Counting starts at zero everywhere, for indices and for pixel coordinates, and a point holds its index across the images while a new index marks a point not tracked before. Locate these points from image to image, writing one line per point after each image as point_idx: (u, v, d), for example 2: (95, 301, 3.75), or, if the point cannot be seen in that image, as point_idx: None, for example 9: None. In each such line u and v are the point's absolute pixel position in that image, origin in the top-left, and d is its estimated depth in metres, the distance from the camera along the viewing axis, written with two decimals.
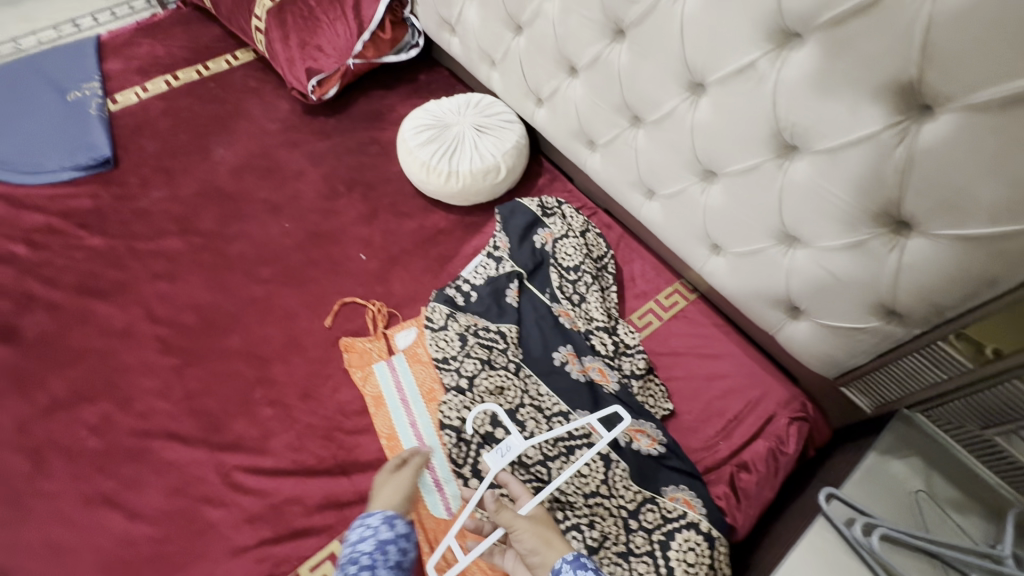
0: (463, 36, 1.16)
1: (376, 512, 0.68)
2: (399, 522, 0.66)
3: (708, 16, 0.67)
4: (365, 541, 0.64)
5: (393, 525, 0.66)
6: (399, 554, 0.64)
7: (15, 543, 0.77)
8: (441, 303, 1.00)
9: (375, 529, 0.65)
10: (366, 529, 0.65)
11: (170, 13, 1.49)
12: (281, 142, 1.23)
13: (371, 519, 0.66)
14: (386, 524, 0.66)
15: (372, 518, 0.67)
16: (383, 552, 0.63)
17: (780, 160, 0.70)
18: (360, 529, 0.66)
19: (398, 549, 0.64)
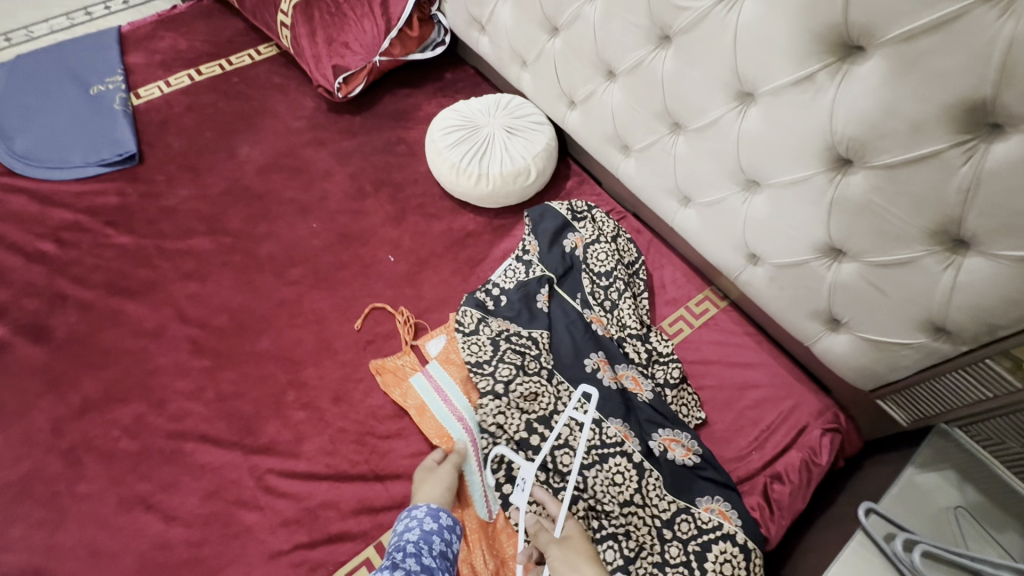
0: (494, 35, 1.15)
1: (421, 505, 0.79)
2: (443, 515, 0.79)
3: (766, 26, 0.66)
4: (411, 530, 0.76)
5: (438, 517, 0.78)
6: (442, 543, 0.76)
7: (55, 543, 0.78)
8: (472, 307, 0.99)
9: (420, 520, 0.77)
10: (413, 521, 0.77)
11: (191, 6, 1.47)
12: (307, 141, 1.22)
13: (417, 512, 0.78)
14: (431, 517, 0.78)
15: (417, 511, 0.79)
16: (429, 540, 0.75)
17: (832, 173, 0.69)
18: (407, 520, 0.78)
19: (441, 538, 0.77)
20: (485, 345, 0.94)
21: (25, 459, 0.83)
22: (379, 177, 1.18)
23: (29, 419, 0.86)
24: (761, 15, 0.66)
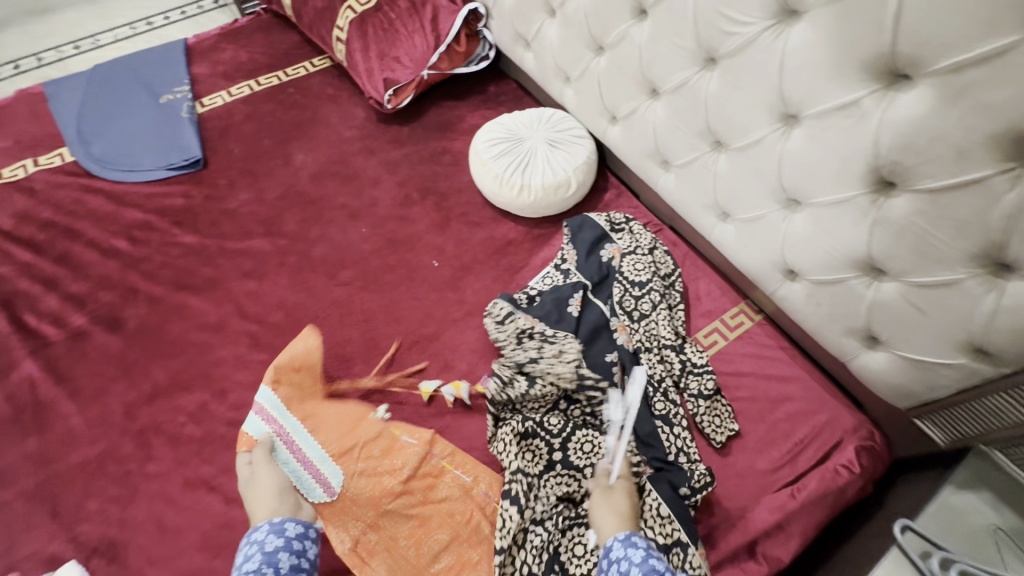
0: (539, 52, 1.19)
1: (261, 525, 0.75)
2: (288, 526, 0.75)
3: (813, 52, 0.68)
4: (251, 559, 0.71)
5: (283, 531, 0.74)
6: (291, 556, 0.72)
7: (127, 518, 0.85)
8: (503, 300, 1.03)
9: (261, 543, 0.72)
10: (253, 546, 0.72)
11: (252, 20, 1.56)
12: (357, 149, 1.29)
13: (257, 535, 0.74)
14: (273, 534, 0.74)
15: (258, 534, 0.74)
16: (274, 560, 0.71)
17: (874, 195, 0.71)
18: (247, 546, 0.73)
19: (288, 555, 0.72)
20: (510, 339, 0.99)
21: (101, 439, 0.91)
22: (424, 185, 1.23)
23: (105, 402, 0.94)
24: (808, 41, 0.68)
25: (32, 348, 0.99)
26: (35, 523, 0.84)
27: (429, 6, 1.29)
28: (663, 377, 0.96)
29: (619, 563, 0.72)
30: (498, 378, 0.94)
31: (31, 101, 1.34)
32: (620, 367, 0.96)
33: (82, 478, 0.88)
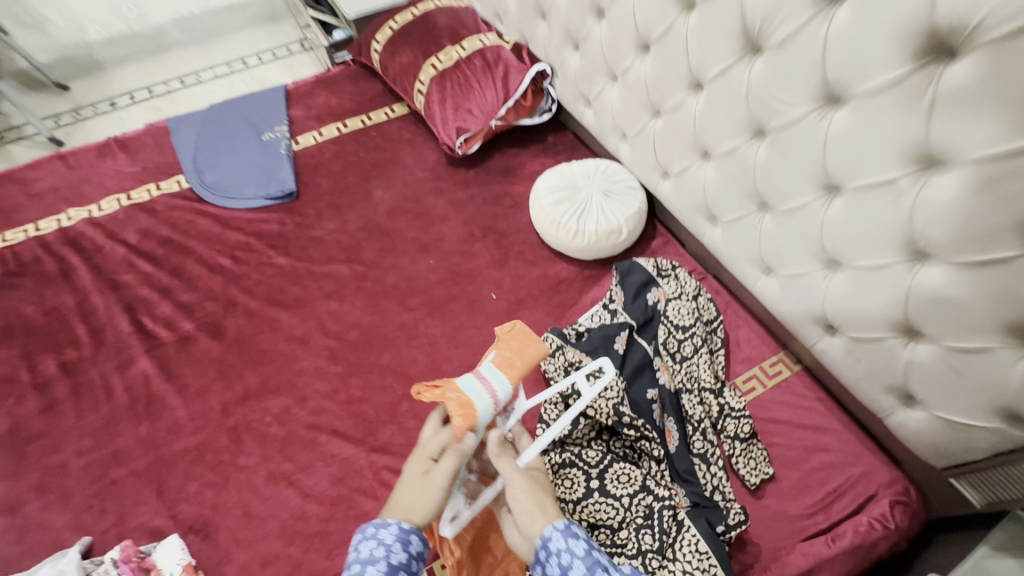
0: (599, 109, 1.31)
1: (392, 522, 0.65)
2: (414, 539, 0.65)
3: (852, 135, 0.75)
4: (376, 564, 0.62)
5: (408, 545, 0.64)
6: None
7: (219, 502, 0.97)
8: (553, 334, 1.12)
9: (388, 549, 0.63)
10: (380, 550, 0.63)
11: (342, 69, 1.77)
12: (429, 188, 1.44)
13: (386, 535, 0.64)
14: (401, 543, 0.64)
15: (384, 532, 0.64)
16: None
17: (910, 264, 0.77)
18: (372, 544, 0.63)
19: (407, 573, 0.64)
20: (558, 373, 1.08)
21: (201, 431, 1.05)
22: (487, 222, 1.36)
23: (205, 399, 1.08)
24: (848, 126, 0.75)
25: (148, 348, 1.15)
26: (143, 500, 0.98)
27: (502, 66, 1.45)
28: (701, 418, 1.02)
29: (559, 556, 0.65)
30: (544, 417, 1.01)
31: (157, 134, 1.57)
32: (660, 404, 1.04)
33: (183, 464, 1.01)
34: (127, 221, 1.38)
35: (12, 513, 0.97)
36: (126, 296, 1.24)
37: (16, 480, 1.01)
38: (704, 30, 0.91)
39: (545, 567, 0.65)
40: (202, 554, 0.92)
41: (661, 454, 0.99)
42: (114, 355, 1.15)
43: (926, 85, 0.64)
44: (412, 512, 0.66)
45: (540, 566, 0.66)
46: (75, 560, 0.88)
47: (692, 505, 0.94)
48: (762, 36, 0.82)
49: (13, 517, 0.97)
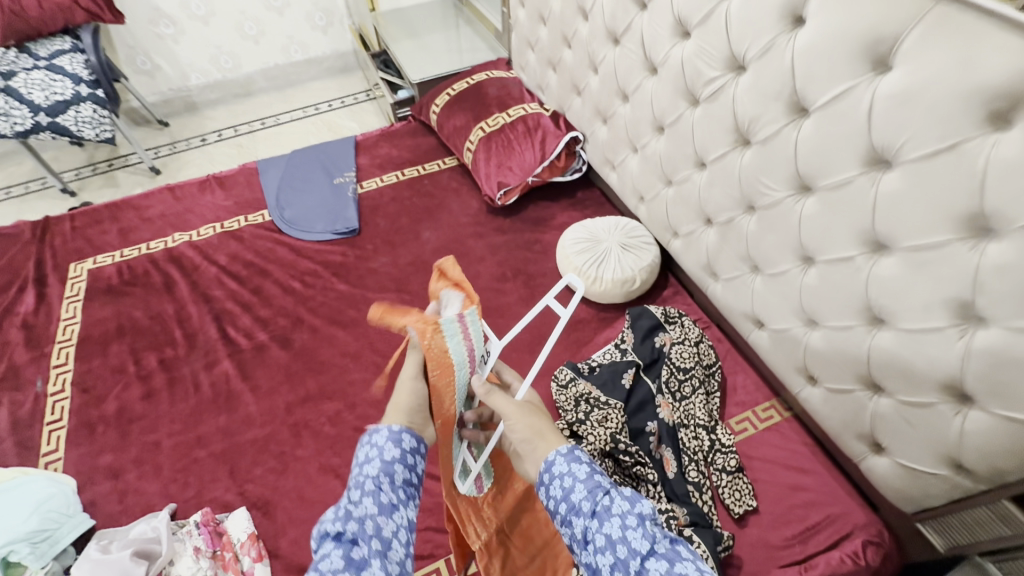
0: (622, 173, 1.51)
1: (383, 428, 0.72)
2: (405, 438, 0.72)
3: (819, 219, 0.92)
4: (371, 463, 0.68)
5: (399, 442, 0.71)
6: (405, 471, 0.70)
7: (279, 485, 1.17)
8: (568, 367, 1.30)
9: (381, 449, 0.69)
10: (373, 452, 0.69)
11: (404, 125, 2.06)
12: (470, 232, 1.66)
13: (378, 439, 0.70)
14: (392, 443, 0.70)
15: (378, 436, 0.71)
16: (391, 471, 0.68)
17: (870, 327, 0.92)
18: (369, 448, 0.70)
19: (403, 467, 0.70)
20: (568, 401, 1.23)
21: (268, 425, 1.26)
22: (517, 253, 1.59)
23: (273, 399, 1.30)
24: (817, 210, 0.92)
25: (230, 352, 1.39)
26: (219, 478, 1.18)
27: (540, 132, 1.68)
28: (696, 449, 1.16)
29: (563, 479, 0.71)
30: None
31: (248, 173, 1.87)
32: (658, 435, 1.17)
33: (252, 451, 1.22)
34: (219, 246, 1.65)
35: (115, 479, 1.19)
36: (215, 308, 1.49)
37: (119, 452, 1.23)
38: (706, 122, 1.10)
39: (549, 488, 0.71)
40: (262, 526, 1.11)
41: (657, 478, 1.11)
42: (203, 356, 1.39)
43: (871, 186, 0.81)
44: (397, 418, 0.74)
45: (544, 486, 0.72)
46: (166, 519, 1.07)
47: (692, 523, 1.05)
48: (750, 132, 1.00)
49: (116, 482, 1.19)
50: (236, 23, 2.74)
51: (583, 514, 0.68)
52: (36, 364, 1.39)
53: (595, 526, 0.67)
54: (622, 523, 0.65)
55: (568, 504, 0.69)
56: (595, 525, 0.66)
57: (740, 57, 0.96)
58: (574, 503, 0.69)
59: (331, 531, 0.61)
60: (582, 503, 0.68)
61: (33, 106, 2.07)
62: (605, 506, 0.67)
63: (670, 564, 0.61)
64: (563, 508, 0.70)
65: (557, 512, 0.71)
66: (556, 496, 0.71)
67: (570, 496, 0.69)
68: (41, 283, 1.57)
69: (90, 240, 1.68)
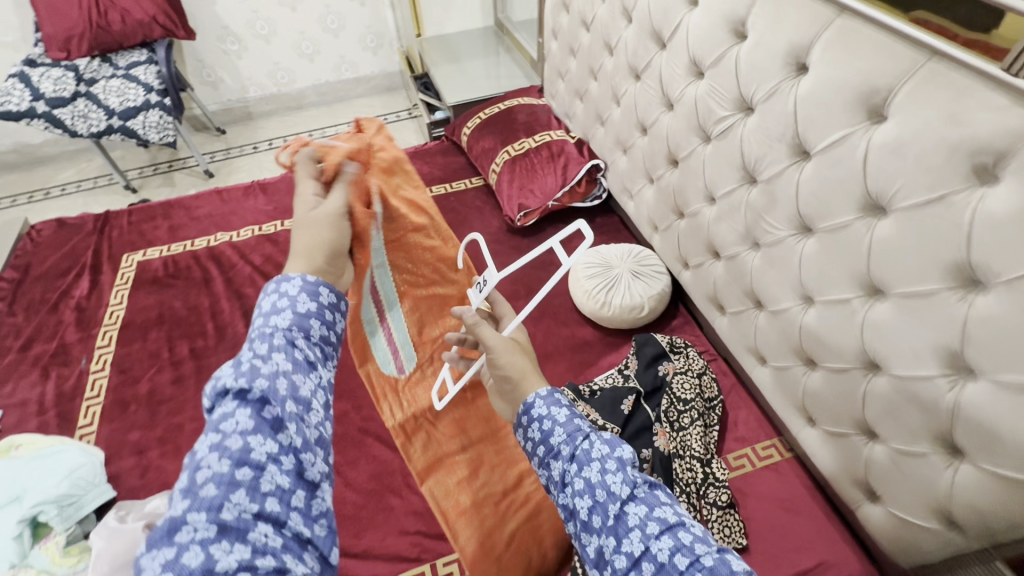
0: (638, 203, 1.55)
1: (296, 277, 0.65)
2: (323, 291, 0.66)
3: (819, 260, 0.93)
4: (280, 315, 0.60)
5: (316, 294, 0.64)
6: (321, 328, 0.64)
7: None
8: (569, 389, 1.33)
9: (293, 301, 0.62)
10: (284, 300, 0.62)
11: (437, 144, 2.16)
12: (488, 250, 1.72)
13: (290, 288, 0.63)
14: (307, 294, 0.64)
15: (287, 287, 0.63)
16: (305, 325, 0.62)
17: (866, 371, 0.91)
18: (276, 298, 0.63)
19: (318, 323, 0.63)
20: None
21: None
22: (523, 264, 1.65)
23: None
24: (816, 251, 0.93)
25: None
26: None
27: (563, 158, 1.74)
28: (689, 481, 1.15)
29: (542, 422, 0.72)
30: None
31: (289, 181, 2.00)
32: (651, 464, 1.16)
33: None
34: (255, 247, 1.77)
35: (139, 455, 1.29)
36: (246, 305, 1.60)
37: (145, 431, 1.33)
38: (717, 159, 1.13)
39: (529, 431, 0.73)
40: None
41: None
42: (229, 348, 1.49)
43: (867, 231, 0.83)
44: (312, 261, 0.69)
45: (524, 428, 0.74)
46: None
47: None
48: (757, 171, 1.03)
49: (139, 458, 1.28)
50: (294, 42, 2.95)
51: (562, 458, 0.68)
52: (83, 344, 1.52)
53: (574, 470, 0.66)
54: (602, 468, 0.64)
55: (547, 446, 0.70)
56: (574, 469, 0.66)
57: (749, 98, 0.99)
58: (553, 446, 0.69)
59: (234, 389, 0.52)
60: (562, 447, 0.68)
61: (110, 111, 2.29)
62: (584, 451, 0.67)
63: (649, 509, 0.61)
64: (542, 450, 0.71)
65: (536, 454, 0.72)
66: (535, 438, 0.72)
67: (549, 439, 0.70)
68: (96, 270, 1.72)
69: (143, 234, 1.83)
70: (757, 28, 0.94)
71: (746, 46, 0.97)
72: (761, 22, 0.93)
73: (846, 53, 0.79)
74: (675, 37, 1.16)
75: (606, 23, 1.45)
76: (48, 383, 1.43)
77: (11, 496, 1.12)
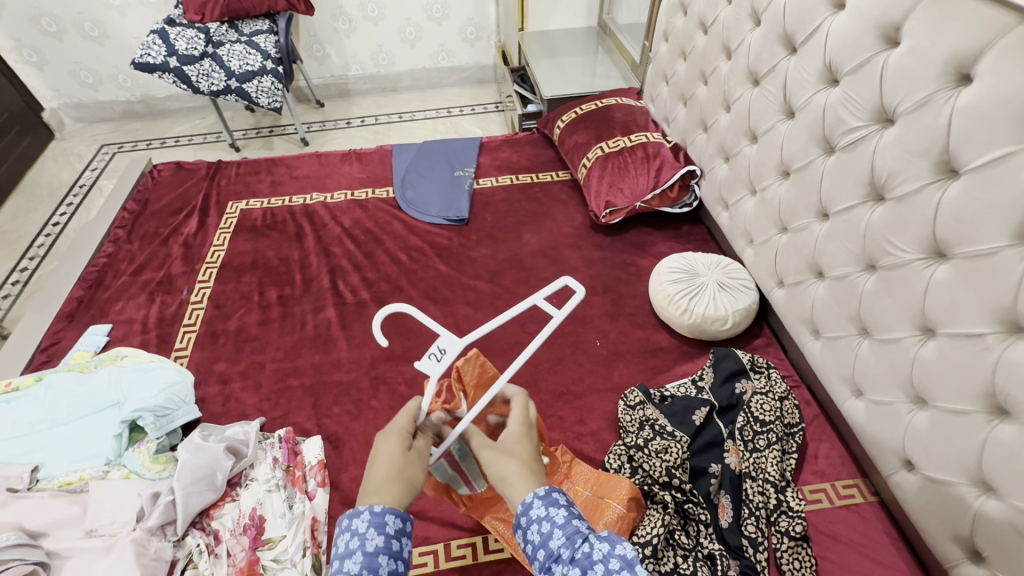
0: (734, 214, 1.50)
1: (364, 511, 0.71)
2: (389, 521, 0.71)
3: (951, 288, 0.86)
4: (351, 559, 0.67)
5: (382, 529, 0.70)
6: (390, 561, 0.69)
7: (350, 427, 1.27)
8: (640, 390, 1.29)
9: (361, 541, 0.69)
10: (355, 541, 0.69)
11: (527, 135, 2.18)
12: (569, 243, 1.71)
13: (359, 526, 0.70)
14: (375, 529, 0.70)
15: (358, 524, 0.70)
16: (374, 565, 0.68)
17: (991, 417, 0.83)
18: (348, 538, 0.69)
19: (385, 561, 0.69)
20: (633, 423, 1.22)
21: (353, 372, 1.38)
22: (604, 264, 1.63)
23: (363, 350, 1.43)
24: (949, 279, 0.86)
25: (335, 302, 1.55)
26: (303, 407, 1.32)
27: (658, 160, 1.70)
28: (759, 504, 1.09)
29: (540, 523, 0.71)
30: (608, 464, 1.17)
31: (383, 154, 2.08)
32: (719, 480, 1.13)
33: (335, 391, 1.34)
34: (347, 210, 1.85)
35: (223, 385, 1.37)
36: (332, 262, 1.67)
37: (231, 363, 1.42)
38: (839, 172, 1.07)
39: (526, 533, 0.71)
40: (331, 457, 1.22)
41: (709, 520, 1.08)
42: (313, 300, 1.56)
43: (1019, 260, 0.75)
44: (378, 496, 0.73)
45: (521, 531, 0.72)
46: (256, 427, 1.22)
47: None
48: (887, 188, 0.96)
49: (223, 387, 1.37)
50: (399, 27, 3.06)
51: (562, 563, 0.67)
52: (186, 277, 1.64)
53: None
54: (607, 569, 0.65)
55: (547, 550, 0.69)
56: None
57: (891, 109, 0.93)
58: (552, 550, 0.68)
59: None
60: (561, 551, 0.68)
61: (230, 72, 2.46)
62: (585, 553, 0.67)
63: None
64: (541, 554, 0.70)
65: (534, 558, 0.70)
66: (534, 541, 0.70)
67: (548, 543, 0.69)
68: (204, 213, 1.85)
69: (247, 186, 1.96)
70: (913, 34, 0.88)
71: (898, 52, 0.91)
72: (919, 28, 0.87)
73: (1019, 64, 0.73)
74: (810, 42, 1.11)
75: (728, 25, 1.41)
76: (152, 307, 1.56)
77: (113, 400, 1.24)
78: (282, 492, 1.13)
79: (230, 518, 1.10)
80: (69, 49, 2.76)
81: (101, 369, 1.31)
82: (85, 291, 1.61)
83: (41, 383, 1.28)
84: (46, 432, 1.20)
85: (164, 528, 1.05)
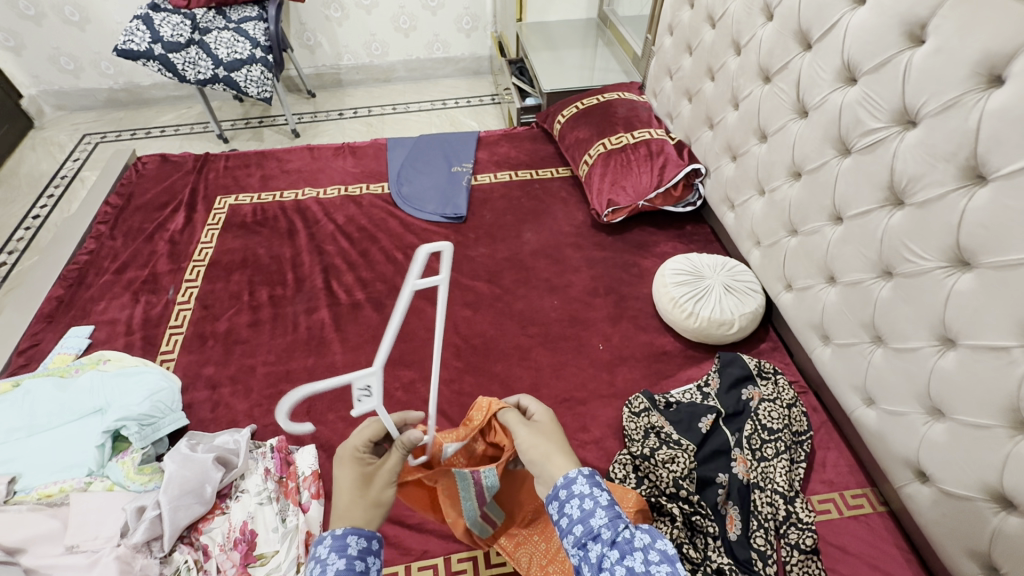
0: (740, 215, 1.47)
1: (326, 536, 0.67)
2: (351, 541, 0.67)
3: (977, 298, 0.82)
4: None
5: (344, 549, 0.66)
6: None
7: (346, 434, 1.23)
8: (645, 397, 1.26)
9: (323, 564, 0.64)
10: (317, 568, 0.64)
11: (526, 130, 2.12)
12: (570, 242, 1.67)
13: (320, 552, 0.66)
14: (336, 552, 0.66)
15: (320, 548, 0.66)
16: None
17: (1016, 433, 0.79)
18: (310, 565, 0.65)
19: None
20: (637, 431, 1.18)
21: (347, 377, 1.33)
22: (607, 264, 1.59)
23: (358, 353, 1.38)
24: (973, 289, 0.83)
25: (329, 303, 1.49)
26: (297, 414, 1.27)
27: (662, 158, 1.66)
28: (768, 515, 1.07)
29: (582, 499, 0.68)
30: (613, 474, 1.14)
31: (378, 148, 2.02)
32: (726, 490, 1.10)
33: (330, 396, 1.29)
34: (340, 206, 1.79)
35: (212, 390, 1.32)
36: (325, 261, 1.61)
37: (220, 367, 1.36)
38: (855, 174, 1.03)
39: (564, 505, 0.69)
40: (325, 467, 1.17)
41: (717, 532, 1.05)
42: (306, 301, 1.51)
43: None
44: (341, 520, 0.70)
45: (559, 502, 0.69)
46: (247, 436, 1.16)
47: None
48: (907, 193, 0.93)
49: (212, 392, 1.31)
50: (393, 16, 2.97)
51: (601, 541, 0.65)
52: (173, 275, 1.57)
53: (614, 556, 0.64)
54: (646, 558, 0.62)
55: (585, 527, 0.66)
56: (614, 555, 0.64)
57: (914, 110, 0.90)
58: (592, 528, 0.66)
59: None
60: (602, 530, 0.65)
61: (217, 60, 2.37)
62: (626, 538, 0.65)
63: None
64: (578, 530, 0.67)
65: (569, 532, 0.68)
66: (572, 516, 0.68)
67: (588, 520, 0.67)
68: (191, 208, 1.78)
69: (236, 180, 1.89)
70: (941, 32, 0.84)
71: (923, 51, 0.87)
72: (947, 25, 0.83)
73: None
74: (827, 38, 1.07)
75: (739, 20, 1.36)
76: (137, 307, 1.49)
77: (96, 407, 1.18)
78: (275, 504, 1.09)
79: (220, 532, 1.06)
80: (48, 33, 2.65)
81: (82, 374, 1.25)
82: (66, 290, 1.54)
83: (19, 389, 1.22)
84: (23, 441, 1.14)
85: (149, 544, 1.00)
